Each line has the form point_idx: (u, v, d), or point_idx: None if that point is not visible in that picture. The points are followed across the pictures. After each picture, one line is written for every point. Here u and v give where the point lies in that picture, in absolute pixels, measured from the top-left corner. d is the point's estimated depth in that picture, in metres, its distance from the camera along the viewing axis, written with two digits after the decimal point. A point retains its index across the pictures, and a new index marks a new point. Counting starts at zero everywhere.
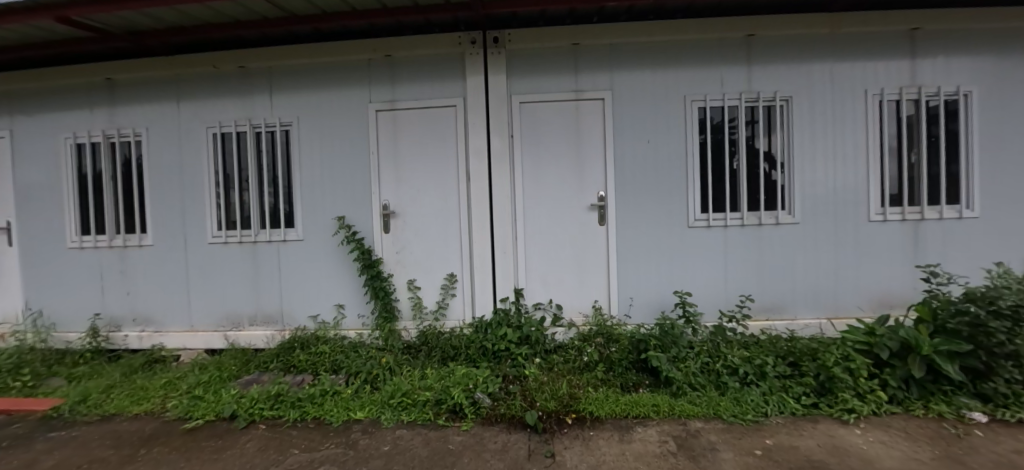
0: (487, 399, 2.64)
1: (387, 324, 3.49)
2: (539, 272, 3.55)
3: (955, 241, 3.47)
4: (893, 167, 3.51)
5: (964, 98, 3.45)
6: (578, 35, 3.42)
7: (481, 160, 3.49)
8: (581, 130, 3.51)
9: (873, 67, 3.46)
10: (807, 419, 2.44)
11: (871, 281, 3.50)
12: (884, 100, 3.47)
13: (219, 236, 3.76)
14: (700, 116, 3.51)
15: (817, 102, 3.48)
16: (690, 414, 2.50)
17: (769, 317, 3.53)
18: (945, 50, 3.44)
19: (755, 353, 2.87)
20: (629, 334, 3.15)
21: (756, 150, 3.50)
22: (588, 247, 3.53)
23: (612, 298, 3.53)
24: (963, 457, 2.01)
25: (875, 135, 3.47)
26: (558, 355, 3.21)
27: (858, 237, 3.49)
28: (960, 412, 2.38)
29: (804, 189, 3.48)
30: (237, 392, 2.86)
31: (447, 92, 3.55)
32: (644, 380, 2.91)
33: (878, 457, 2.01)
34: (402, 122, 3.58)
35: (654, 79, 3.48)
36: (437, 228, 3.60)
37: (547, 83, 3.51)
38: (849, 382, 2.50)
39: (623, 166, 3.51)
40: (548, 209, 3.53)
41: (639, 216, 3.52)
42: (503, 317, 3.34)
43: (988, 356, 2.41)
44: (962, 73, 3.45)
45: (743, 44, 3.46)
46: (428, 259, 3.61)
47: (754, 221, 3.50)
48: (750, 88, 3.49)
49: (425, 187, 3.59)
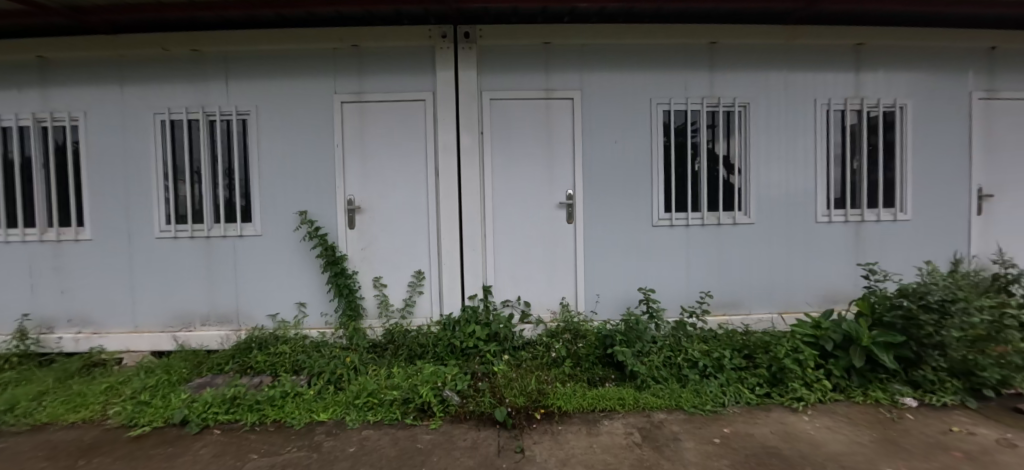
0: (456, 397, 2.63)
1: (352, 322, 3.40)
2: (509, 269, 3.57)
3: (891, 241, 3.78)
4: (837, 172, 3.78)
5: (900, 110, 3.77)
6: (550, 34, 3.46)
7: (450, 156, 3.46)
8: (552, 129, 3.55)
9: (822, 79, 3.71)
10: (761, 408, 2.58)
11: (817, 278, 3.75)
12: (831, 109, 3.72)
13: (168, 231, 3.52)
14: (664, 118, 3.63)
15: (771, 109, 3.68)
16: (654, 406, 2.58)
17: (727, 313, 3.70)
18: (884, 65, 3.74)
19: (714, 347, 3.00)
20: (596, 330, 3.21)
21: (716, 154, 3.67)
22: (558, 245, 3.58)
23: (580, 294, 3.60)
24: (899, 439, 2.17)
25: (822, 142, 3.72)
26: (527, 351, 3.25)
27: (807, 236, 3.73)
28: (894, 398, 2.58)
29: (759, 191, 3.68)
30: (188, 397, 2.70)
31: (416, 86, 3.49)
32: (611, 375, 2.98)
33: (826, 442, 2.14)
34: (369, 114, 3.49)
35: (622, 80, 3.57)
36: (404, 224, 3.53)
37: (517, 80, 3.52)
38: (798, 372, 2.66)
39: (591, 167, 3.58)
40: (518, 206, 3.55)
41: (607, 214, 3.60)
42: (471, 313, 3.34)
43: (919, 347, 2.63)
44: (898, 88, 3.76)
45: (706, 51, 3.62)
46: (396, 256, 3.55)
47: (713, 220, 3.66)
48: (711, 93, 3.65)
49: (393, 182, 3.51)
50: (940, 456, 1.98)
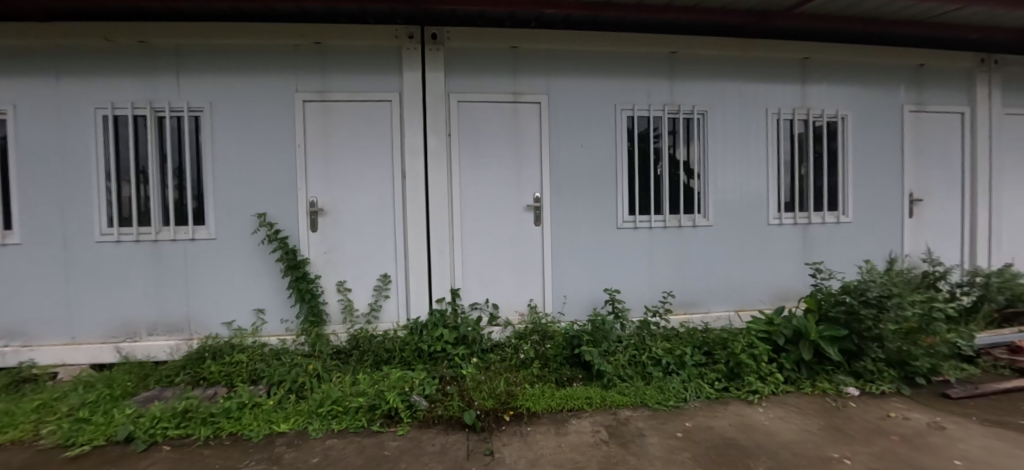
0: (424, 401, 2.60)
1: (315, 328, 3.28)
2: (477, 271, 3.57)
3: (834, 242, 4.05)
4: (787, 177, 4.01)
5: (841, 120, 4.07)
6: (517, 38, 3.50)
7: (417, 158, 3.43)
8: (519, 132, 3.58)
9: (772, 89, 3.94)
10: (720, 401, 2.69)
11: (770, 277, 3.97)
12: (781, 118, 3.96)
13: (110, 234, 3.29)
14: (628, 124, 3.75)
15: (727, 116, 3.87)
16: (620, 404, 2.64)
17: (687, 311, 3.84)
18: (827, 78, 4.03)
19: (676, 344, 3.11)
20: (563, 331, 3.26)
21: (677, 158, 3.81)
22: (526, 247, 3.61)
23: (547, 296, 3.64)
24: (843, 426, 2.31)
25: (773, 149, 3.94)
26: (496, 353, 3.25)
27: (760, 238, 3.93)
28: (839, 387, 2.76)
29: (716, 194, 3.85)
30: (134, 412, 2.52)
31: (382, 86, 3.43)
32: (578, 374, 3.03)
33: (779, 431, 2.25)
34: (333, 113, 3.40)
35: (588, 86, 3.66)
36: (370, 227, 3.46)
37: (485, 83, 3.53)
38: (753, 366, 2.80)
39: (558, 170, 3.64)
40: (486, 209, 3.55)
41: (573, 217, 3.66)
42: (439, 317, 3.31)
43: (860, 339, 2.83)
44: (839, 100, 4.05)
45: (667, 60, 3.77)
46: (361, 259, 3.47)
47: (674, 223, 3.80)
48: (672, 100, 3.79)
49: (358, 184, 3.43)
50: (879, 439, 2.14)
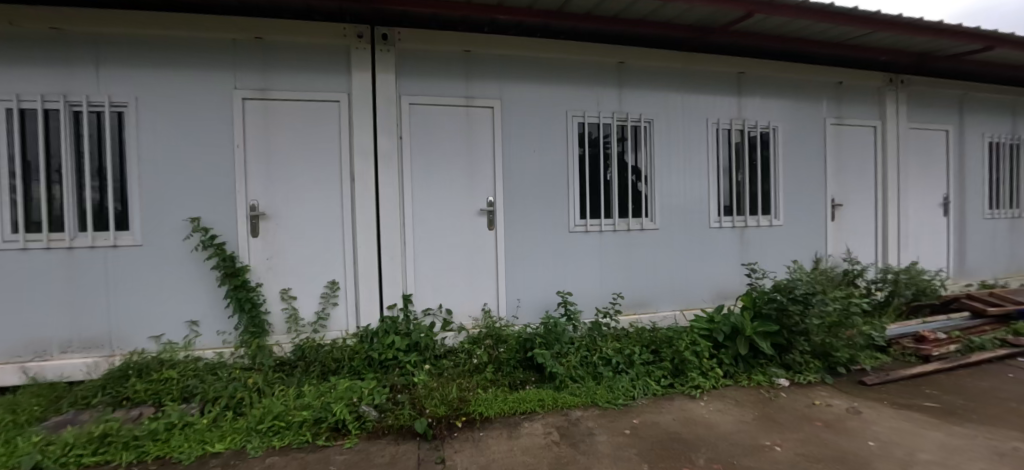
0: (373, 412, 2.52)
1: (255, 339, 3.09)
2: (430, 276, 3.51)
3: (768, 244, 4.36)
4: (726, 183, 4.26)
5: (773, 131, 4.39)
6: (470, 43, 3.51)
7: (367, 161, 3.34)
8: (472, 136, 3.58)
9: (712, 100, 4.18)
10: (665, 397, 2.79)
11: (711, 277, 4.19)
12: (720, 128, 4.21)
13: (14, 241, 2.94)
14: (579, 130, 3.84)
15: (671, 125, 4.06)
16: (572, 405, 2.66)
17: (636, 311, 3.98)
18: (759, 92, 4.33)
19: (625, 344, 3.20)
20: (516, 334, 3.27)
21: (626, 164, 3.95)
22: (479, 252, 3.60)
23: (501, 300, 3.65)
24: (775, 415, 2.47)
25: (713, 156, 4.18)
26: (449, 359, 3.21)
27: (702, 240, 4.16)
28: (773, 379, 2.94)
29: (662, 199, 4.02)
30: (41, 440, 2.25)
31: (330, 86, 3.32)
32: (531, 377, 3.03)
33: (719, 424, 2.37)
34: (276, 113, 3.24)
35: (540, 92, 3.72)
36: (316, 231, 3.32)
37: (437, 87, 3.50)
38: (695, 363, 2.94)
39: (511, 174, 3.67)
40: (439, 214, 3.51)
41: (527, 221, 3.70)
42: (390, 324, 3.23)
43: (790, 334, 3.04)
44: (770, 112, 4.37)
45: (615, 69, 3.91)
46: (307, 266, 3.32)
47: (624, 226, 3.92)
48: (620, 108, 3.94)
49: (304, 187, 3.29)
50: (806, 426, 2.30)
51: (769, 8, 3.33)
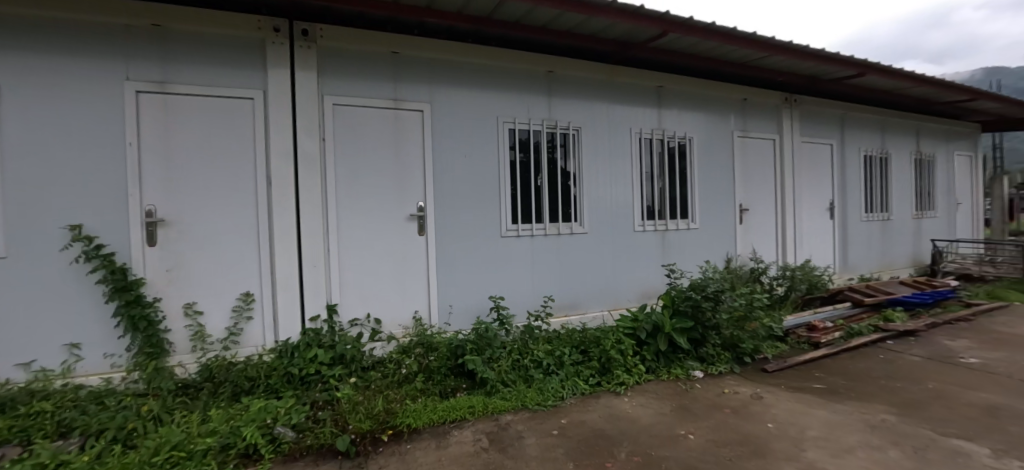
0: (291, 432, 2.35)
1: (152, 361, 2.74)
2: (357, 284, 3.36)
3: (686, 246, 4.69)
4: (649, 189, 4.51)
5: (689, 141, 4.74)
6: (398, 44, 3.43)
7: (286, 163, 3.14)
8: (400, 140, 3.49)
9: (634, 111, 4.43)
10: (593, 395, 2.87)
11: (636, 278, 4.42)
12: (642, 137, 4.47)
13: None
14: (510, 136, 3.89)
15: (597, 133, 4.24)
16: (502, 409, 2.65)
17: (567, 313, 4.09)
18: (676, 104, 4.66)
19: (556, 346, 3.27)
20: (447, 341, 3.21)
21: (556, 170, 4.05)
22: (410, 258, 3.50)
23: (432, 307, 3.58)
24: (690, 405, 2.64)
25: (636, 164, 4.43)
26: (377, 370, 3.07)
27: (628, 243, 4.37)
28: (689, 372, 3.14)
29: (591, 204, 4.18)
30: None
31: (243, 82, 3.07)
32: (462, 384, 2.98)
33: (640, 417, 2.49)
34: (178, 109, 2.93)
35: (470, 98, 3.72)
36: (227, 239, 3.04)
37: (364, 88, 3.38)
38: (620, 360, 3.08)
39: (442, 179, 3.62)
40: (366, 219, 3.37)
41: (459, 226, 3.67)
42: (313, 337, 3.06)
43: (703, 329, 3.29)
44: (686, 124, 4.72)
45: (545, 77, 4.01)
46: (216, 277, 3.02)
47: (554, 231, 4.02)
48: (549, 116, 4.04)
49: (212, 190, 3.00)
50: (715, 414, 2.48)
51: (681, 28, 3.62)
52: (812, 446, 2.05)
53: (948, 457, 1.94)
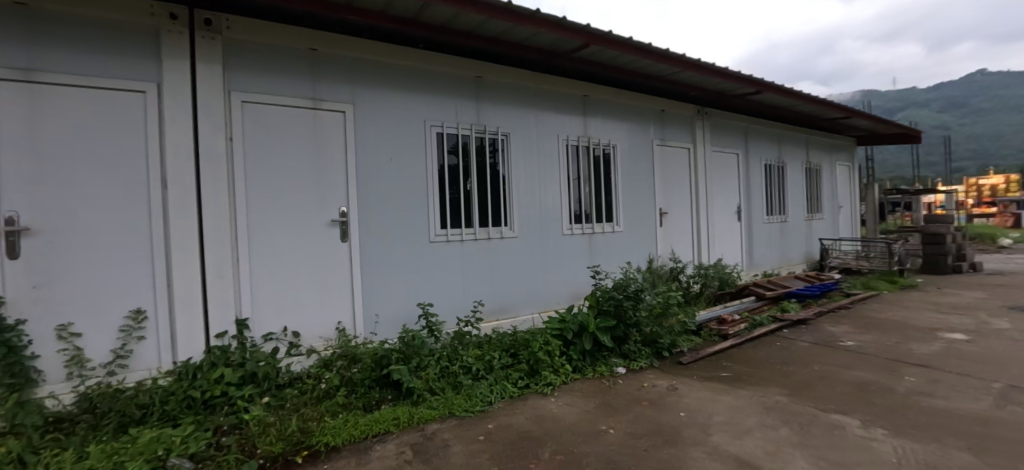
0: (186, 463, 2.08)
1: (16, 393, 2.27)
2: (271, 296, 3.11)
3: (611, 248, 4.91)
4: (576, 193, 4.67)
5: (613, 149, 4.98)
6: (317, 41, 3.27)
7: (186, 163, 2.82)
8: (320, 142, 3.31)
9: (562, 118, 4.57)
10: (521, 398, 2.89)
11: (565, 280, 4.55)
12: (569, 144, 4.62)
13: None
14: (438, 140, 3.84)
15: (526, 139, 4.32)
16: (428, 419, 2.58)
17: (498, 318, 4.10)
18: (601, 113, 4.89)
19: (486, 351, 3.26)
20: (372, 351, 3.08)
21: (485, 175, 4.05)
22: (332, 266, 3.32)
23: (357, 317, 3.42)
24: (612, 401, 2.74)
25: (564, 169, 4.56)
26: (294, 387, 2.86)
27: (557, 246, 4.49)
28: (613, 369, 3.26)
29: (521, 208, 4.24)
30: None
31: (133, 72, 2.71)
32: (387, 396, 2.87)
33: (565, 416, 2.54)
34: (49, 100, 2.51)
35: (396, 100, 3.62)
36: (112, 249, 2.65)
37: (278, 85, 3.16)
38: (548, 361, 3.13)
39: (367, 183, 3.48)
40: (282, 225, 3.15)
41: (385, 231, 3.55)
42: (219, 354, 2.77)
43: (626, 326, 3.45)
44: (610, 133, 4.96)
45: (473, 82, 4.02)
46: (97, 293, 2.62)
47: (485, 235, 4.02)
48: (478, 121, 4.05)
49: (93, 193, 2.61)
50: (635, 407, 2.60)
51: (602, 41, 3.81)
52: (717, 430, 2.22)
53: (827, 430, 2.19)
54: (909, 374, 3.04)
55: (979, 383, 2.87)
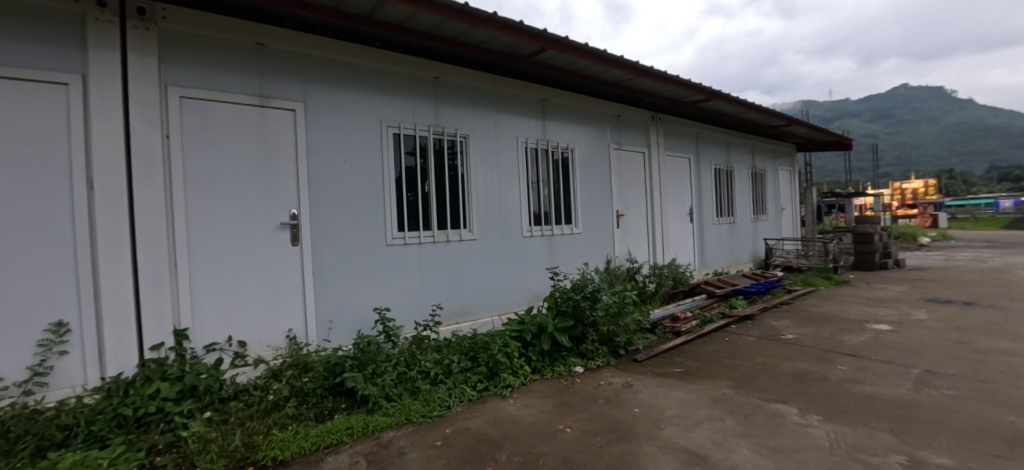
0: None
1: None
2: (214, 303, 2.92)
3: (570, 250, 4.99)
4: (535, 196, 4.71)
5: (571, 152, 5.07)
6: (264, 36, 3.13)
7: (116, 162, 2.59)
8: (268, 141, 3.16)
9: (521, 121, 4.61)
10: (480, 401, 2.87)
11: (525, 281, 4.58)
12: (528, 146, 4.66)
13: None
14: (395, 141, 3.77)
15: (485, 141, 4.32)
16: (384, 426, 2.51)
17: (457, 321, 4.07)
18: (559, 117, 4.97)
19: (444, 354, 3.22)
20: (325, 359, 2.97)
21: (444, 177, 4.00)
22: (282, 271, 3.17)
23: (309, 324, 3.28)
24: (570, 400, 2.79)
25: (523, 171, 4.60)
26: (239, 400, 2.71)
27: (517, 248, 4.51)
28: (571, 368, 3.31)
29: (480, 211, 4.23)
30: None
31: (53, 61, 2.46)
32: (341, 404, 2.77)
33: (523, 417, 2.55)
34: None
35: (350, 99, 3.53)
36: (27, 256, 2.39)
37: (221, 80, 2.99)
38: (507, 363, 3.14)
39: (320, 185, 3.36)
40: (226, 229, 2.97)
41: (339, 235, 3.43)
42: (155, 368, 2.56)
43: (583, 326, 3.51)
44: (568, 136, 5.05)
45: (431, 83, 3.98)
46: (9, 304, 2.35)
47: (443, 238, 3.98)
48: (436, 122, 4.01)
49: (3, 194, 2.35)
50: (592, 405, 2.65)
51: (558, 47, 3.88)
52: (668, 424, 2.30)
53: (768, 418, 2.32)
54: (841, 363, 3.28)
55: (900, 370, 3.13)
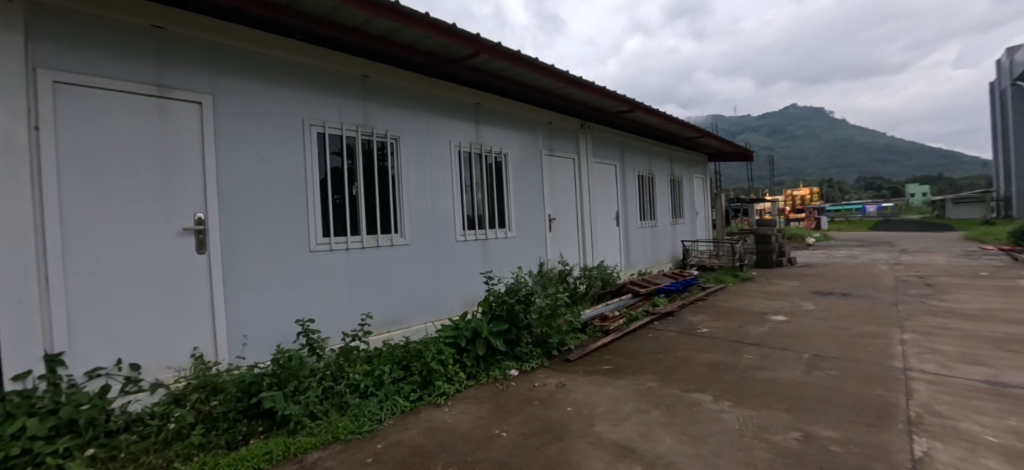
0: None
1: None
2: (99, 322, 2.53)
3: (504, 254, 5.03)
4: (469, 199, 4.69)
5: (504, 157, 5.12)
6: (163, 18, 2.79)
7: None
8: (167, 137, 2.82)
9: (454, 124, 4.56)
10: (413, 412, 2.78)
11: (460, 286, 4.54)
12: (461, 150, 4.62)
13: None
14: (319, 141, 3.55)
15: (416, 144, 4.21)
16: (307, 448, 2.33)
17: (389, 329, 3.92)
18: (492, 121, 4.99)
19: (375, 365, 3.07)
20: (238, 378, 2.69)
21: (373, 179, 3.84)
22: (185, 282, 2.84)
23: (219, 340, 2.97)
24: (505, 403, 2.79)
25: (456, 175, 4.55)
26: (131, 432, 2.37)
27: (450, 253, 4.45)
28: (505, 372, 3.33)
29: (412, 215, 4.12)
30: None
31: None
32: (258, 427, 2.53)
33: (458, 425, 2.52)
34: None
35: (267, 95, 3.26)
36: None
37: (109, 66, 2.61)
38: (441, 371, 3.07)
39: (232, 186, 3.06)
40: (115, 236, 2.60)
41: (255, 241, 3.15)
42: (21, 401, 2.15)
43: (518, 329, 3.55)
44: (501, 141, 5.10)
45: (359, 82, 3.81)
46: None
47: (373, 243, 3.81)
48: (364, 122, 3.83)
49: None
50: (527, 407, 2.68)
51: (491, 52, 3.89)
52: (600, 420, 2.39)
53: (688, 407, 2.50)
54: (747, 352, 3.63)
55: (795, 355, 3.53)
